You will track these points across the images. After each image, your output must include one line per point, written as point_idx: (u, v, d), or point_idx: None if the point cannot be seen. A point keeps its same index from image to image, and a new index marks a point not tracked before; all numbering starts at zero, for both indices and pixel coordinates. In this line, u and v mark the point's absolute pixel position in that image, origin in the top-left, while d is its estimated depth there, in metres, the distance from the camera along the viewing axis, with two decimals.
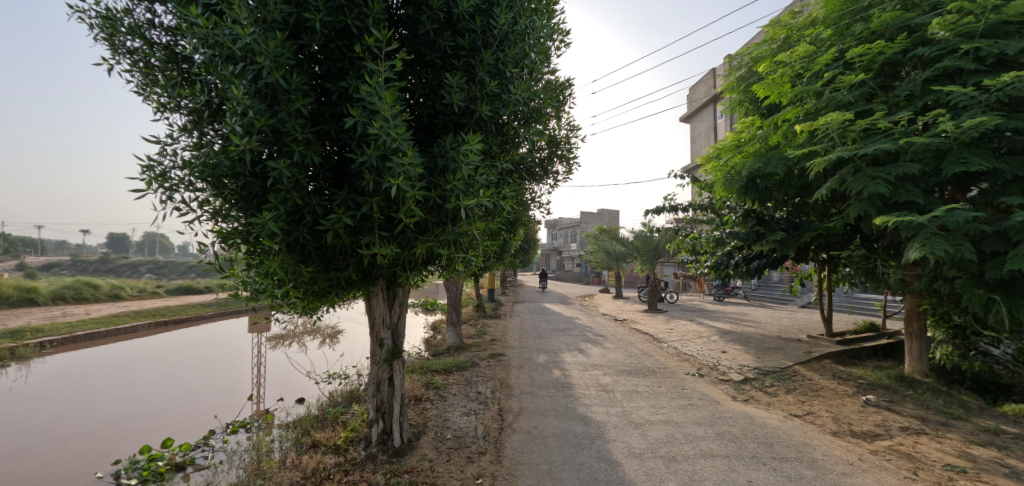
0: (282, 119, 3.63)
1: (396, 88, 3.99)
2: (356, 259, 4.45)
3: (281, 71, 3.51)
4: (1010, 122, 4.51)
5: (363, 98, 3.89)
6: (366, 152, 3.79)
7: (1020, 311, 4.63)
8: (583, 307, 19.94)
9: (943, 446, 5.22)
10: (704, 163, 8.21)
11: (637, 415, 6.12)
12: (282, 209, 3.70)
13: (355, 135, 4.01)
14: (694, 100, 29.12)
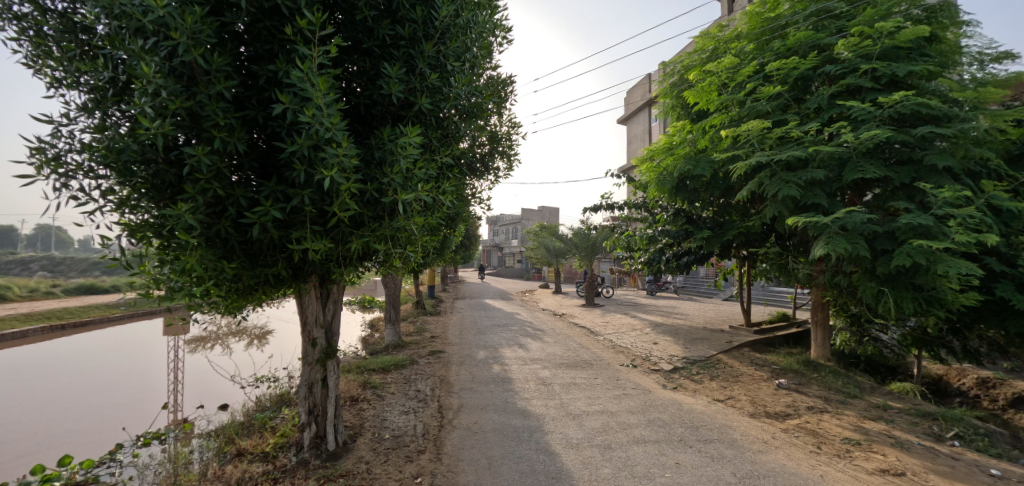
0: (201, 102, 3.32)
1: (330, 75, 3.79)
2: (285, 255, 4.18)
3: (200, 50, 3.21)
4: (898, 135, 5.10)
5: (294, 84, 3.65)
6: (297, 142, 3.56)
7: (903, 301, 5.28)
8: (523, 302, 20.23)
9: (842, 422, 5.87)
10: (638, 164, 8.60)
11: (575, 407, 6.32)
12: (200, 200, 3.39)
13: (285, 123, 3.77)
14: (630, 103, 30.47)
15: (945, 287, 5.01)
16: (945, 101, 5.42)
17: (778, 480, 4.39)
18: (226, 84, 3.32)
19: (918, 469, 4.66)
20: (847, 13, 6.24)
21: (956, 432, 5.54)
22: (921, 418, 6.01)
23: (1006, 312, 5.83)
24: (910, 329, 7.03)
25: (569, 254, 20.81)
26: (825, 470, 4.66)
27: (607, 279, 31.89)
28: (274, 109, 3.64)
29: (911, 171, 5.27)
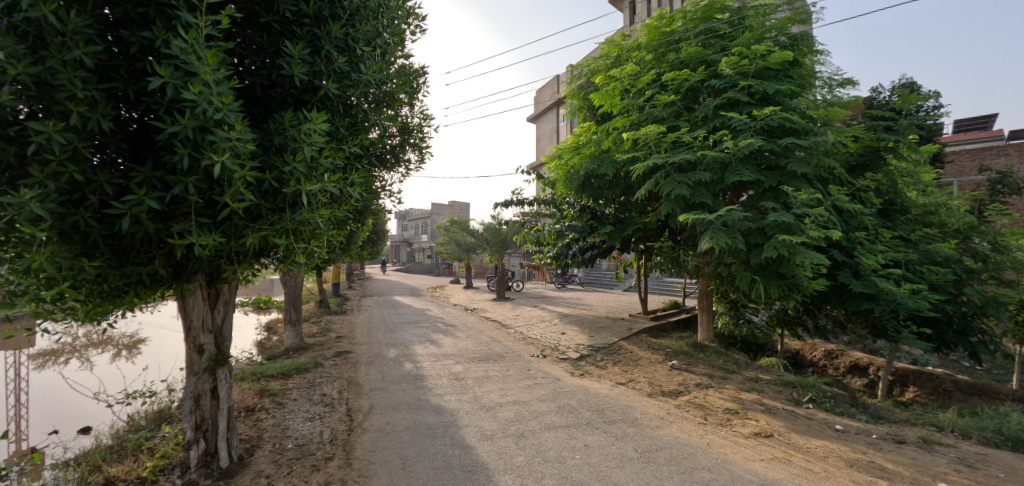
0: (51, 69, 2.77)
1: (222, 49, 3.38)
2: (165, 251, 3.66)
3: (50, 5, 2.68)
4: (768, 144, 5.88)
5: (176, 56, 3.20)
6: (179, 122, 3.13)
7: (770, 288, 6.12)
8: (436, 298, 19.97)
9: (723, 395, 6.68)
10: (548, 161, 8.91)
11: (489, 399, 6.42)
12: (52, 186, 2.83)
13: (163, 100, 3.28)
14: (540, 102, 31.37)
15: (801, 275, 5.91)
16: (805, 117, 6.33)
17: (672, 451, 4.87)
18: (86, 49, 2.80)
19: (782, 430, 5.48)
20: (728, 34, 7.02)
21: (809, 396, 6.60)
22: (784, 386, 7.06)
23: (846, 294, 7.03)
24: (775, 311, 8.17)
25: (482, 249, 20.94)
26: (710, 438, 5.28)
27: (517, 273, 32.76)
28: (150, 83, 3.16)
29: (777, 176, 6.09)
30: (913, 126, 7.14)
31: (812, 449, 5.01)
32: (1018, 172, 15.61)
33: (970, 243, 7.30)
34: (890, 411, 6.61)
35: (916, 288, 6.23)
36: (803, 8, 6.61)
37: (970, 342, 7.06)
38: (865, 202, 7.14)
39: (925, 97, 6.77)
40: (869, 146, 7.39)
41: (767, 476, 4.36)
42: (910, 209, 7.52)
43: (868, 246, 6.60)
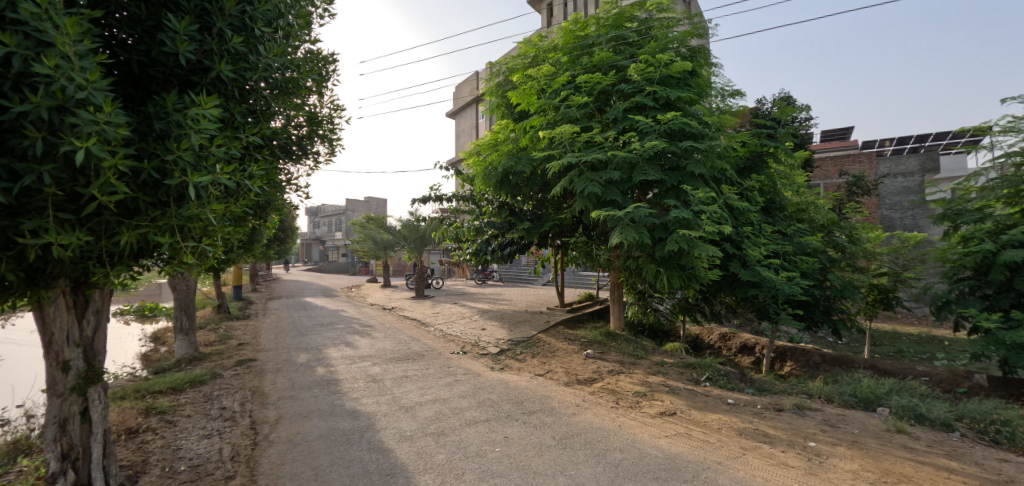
0: None
1: (86, 17, 2.91)
2: (13, 253, 3.07)
3: None
4: (670, 146, 6.39)
5: (23, 21, 2.68)
6: (30, 100, 2.62)
7: (672, 278, 6.67)
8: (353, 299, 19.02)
9: (633, 379, 7.18)
10: (466, 157, 8.88)
11: (408, 399, 6.28)
12: None
13: (6, 73, 2.74)
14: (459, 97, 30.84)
15: (699, 266, 6.52)
16: (701, 123, 6.95)
17: (587, 435, 5.14)
18: None
19: (683, 407, 6.03)
20: (636, 42, 7.50)
21: (706, 375, 7.33)
22: (685, 368, 7.76)
23: (737, 283, 7.86)
24: (678, 300, 8.94)
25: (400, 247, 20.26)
26: (622, 420, 5.66)
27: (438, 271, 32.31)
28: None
29: (678, 176, 6.64)
30: (790, 135, 8.14)
31: (708, 422, 5.59)
32: (865, 176, 18.58)
33: (832, 236, 8.54)
34: (771, 384, 7.56)
35: (791, 276, 7.17)
36: (701, 24, 7.23)
37: (832, 320, 8.29)
38: (752, 201, 8.04)
39: (798, 110, 7.74)
40: (754, 151, 8.31)
41: (671, 450, 4.77)
42: (786, 207, 8.61)
43: (752, 240, 7.45)
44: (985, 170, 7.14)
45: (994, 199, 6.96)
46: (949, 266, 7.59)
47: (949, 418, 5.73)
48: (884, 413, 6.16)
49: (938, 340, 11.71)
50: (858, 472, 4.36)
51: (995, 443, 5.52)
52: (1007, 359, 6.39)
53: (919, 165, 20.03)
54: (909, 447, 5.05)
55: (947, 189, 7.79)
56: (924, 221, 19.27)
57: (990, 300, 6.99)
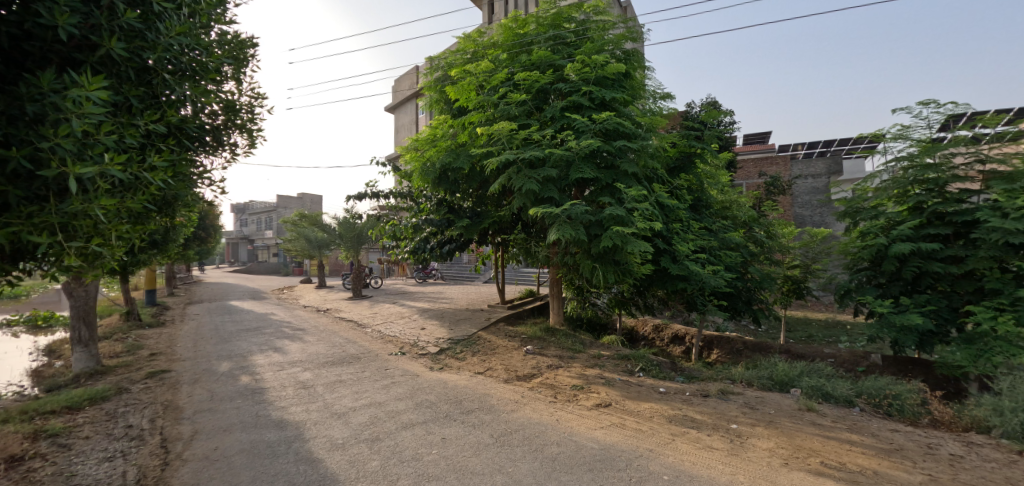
0: None
1: None
2: None
3: None
4: (605, 145, 6.55)
5: None
6: None
7: (607, 274, 6.86)
8: (286, 301, 17.91)
9: (571, 373, 7.33)
10: (404, 152, 8.63)
11: (340, 405, 5.99)
12: None
13: None
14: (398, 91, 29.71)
15: (632, 262, 6.76)
16: (635, 123, 7.20)
17: (526, 432, 5.16)
18: None
19: (618, 398, 6.23)
20: (574, 43, 7.64)
21: (640, 366, 7.65)
22: (620, 360, 8.05)
23: (667, 278, 8.24)
24: (614, 294, 9.27)
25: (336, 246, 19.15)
26: (559, 414, 5.74)
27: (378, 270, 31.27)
28: None
29: (613, 175, 6.83)
30: (714, 137, 8.69)
31: (641, 411, 5.81)
32: (780, 177, 20.32)
33: (752, 231, 9.22)
34: (699, 372, 8.02)
35: (716, 269, 7.63)
36: (634, 28, 7.49)
37: (753, 310, 8.97)
38: (681, 198, 8.47)
39: (722, 114, 8.25)
40: (683, 152, 8.73)
41: (606, 441, 4.90)
42: (712, 205, 9.17)
43: (681, 235, 7.85)
44: (879, 172, 7.99)
45: (886, 198, 7.83)
46: (850, 258, 8.45)
47: (849, 395, 6.37)
48: (797, 394, 6.73)
49: (841, 325, 13.07)
50: (773, 449, 4.72)
51: (885, 415, 6.21)
52: (895, 340, 7.21)
53: (826, 168, 22.18)
54: (817, 423, 5.55)
55: (849, 189, 8.65)
56: (830, 218, 21.40)
57: (882, 287, 7.86)
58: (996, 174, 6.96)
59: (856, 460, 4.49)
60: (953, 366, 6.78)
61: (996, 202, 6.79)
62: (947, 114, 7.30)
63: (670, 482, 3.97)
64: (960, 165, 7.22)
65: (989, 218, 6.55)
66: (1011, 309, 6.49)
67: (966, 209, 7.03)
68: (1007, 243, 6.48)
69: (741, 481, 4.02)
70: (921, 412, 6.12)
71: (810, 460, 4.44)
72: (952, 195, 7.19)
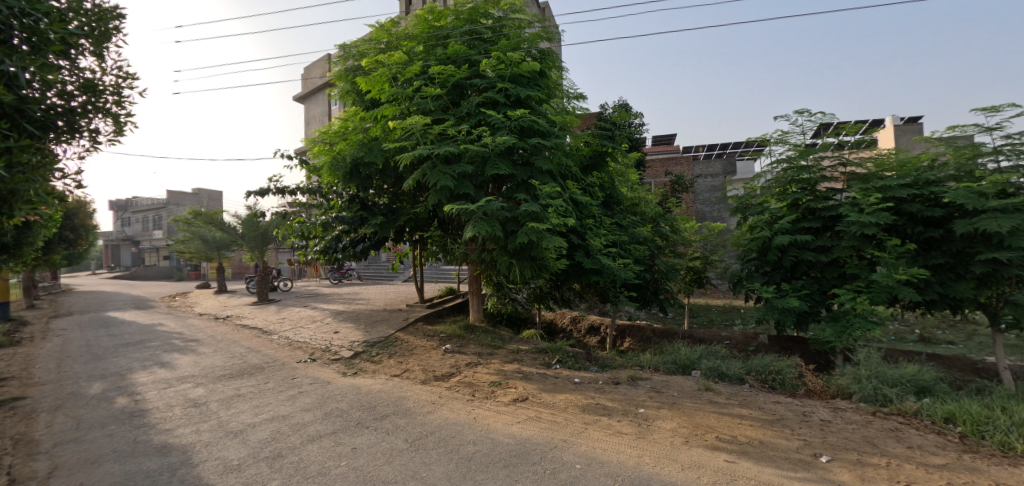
0: None
1: None
2: None
3: None
4: (520, 142, 6.68)
5: None
6: None
7: (523, 269, 7.00)
8: (180, 310, 16.02)
9: (489, 369, 7.41)
10: (313, 145, 8.39)
11: (237, 422, 5.45)
12: None
13: None
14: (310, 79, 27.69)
15: (548, 257, 6.92)
16: (550, 122, 7.38)
17: (441, 433, 5.04)
18: None
19: (534, 392, 6.39)
20: (491, 39, 7.72)
21: (557, 358, 7.93)
22: (538, 354, 8.28)
23: (579, 273, 8.56)
24: (532, 289, 9.57)
25: (238, 247, 17.31)
26: (477, 412, 5.72)
27: (291, 271, 29.16)
28: None
29: (528, 172, 6.94)
30: (624, 137, 9.21)
31: (556, 403, 5.98)
32: (683, 177, 22.25)
33: (659, 226, 9.91)
34: (612, 360, 8.46)
35: (625, 262, 8.11)
36: (549, 28, 7.65)
37: (660, 299, 9.60)
38: (593, 195, 8.93)
39: (632, 116, 8.72)
40: (596, 151, 9.12)
41: (522, 435, 4.93)
42: (623, 202, 9.71)
43: (594, 231, 8.21)
44: (765, 172, 8.93)
45: (769, 195, 8.81)
46: (741, 249, 9.38)
47: (741, 373, 7.08)
48: (698, 375, 7.34)
49: (734, 310, 14.63)
50: (676, 429, 5.08)
51: (769, 388, 6.99)
52: (778, 321, 8.14)
53: (722, 168, 24.65)
54: (713, 401, 6.08)
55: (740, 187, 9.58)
56: (724, 213, 23.72)
57: (767, 275, 8.85)
58: (855, 175, 8.10)
59: (744, 432, 4.98)
60: (822, 341, 7.82)
61: (854, 200, 7.88)
62: (818, 122, 8.31)
63: (582, 469, 4.03)
64: (828, 167, 8.28)
65: (850, 213, 7.57)
66: (866, 290, 7.58)
67: (831, 205, 8.13)
68: (863, 234, 7.56)
69: (647, 461, 4.21)
70: (798, 384, 6.97)
71: (707, 436, 4.84)
72: (821, 193, 8.29)
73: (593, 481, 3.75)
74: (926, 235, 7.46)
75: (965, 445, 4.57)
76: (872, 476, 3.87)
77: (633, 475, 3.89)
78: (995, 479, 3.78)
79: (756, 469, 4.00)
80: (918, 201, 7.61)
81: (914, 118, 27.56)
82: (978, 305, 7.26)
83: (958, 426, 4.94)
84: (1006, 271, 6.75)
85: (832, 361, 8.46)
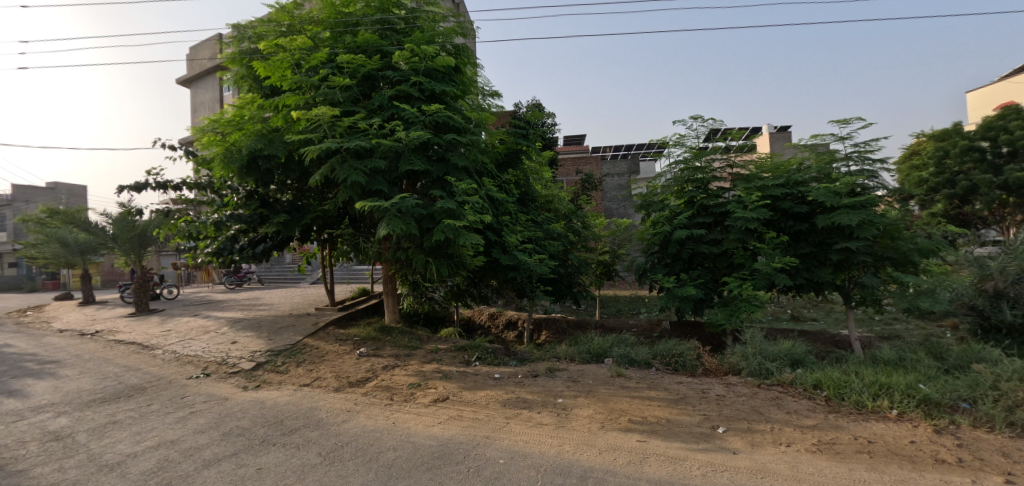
0: None
1: None
2: None
3: None
4: (435, 138, 6.63)
5: None
6: None
7: (440, 267, 6.94)
8: (29, 327, 13.35)
9: (407, 371, 7.24)
10: (200, 134, 7.64)
11: (111, 454, 4.29)
12: None
13: None
14: (196, 59, 24.68)
15: (464, 255, 6.91)
16: (465, 118, 7.39)
17: (358, 443, 4.51)
18: None
19: (455, 391, 6.35)
20: (402, 30, 7.67)
21: (476, 355, 8.03)
22: (457, 351, 8.31)
23: (496, 270, 8.69)
24: (449, 288, 9.67)
25: (107, 250, 14.84)
26: (396, 416, 5.47)
27: (178, 277, 25.91)
28: None
29: (444, 168, 6.90)
30: (538, 136, 9.56)
31: (476, 400, 6.00)
32: (592, 176, 23.72)
33: (571, 222, 10.37)
34: (530, 353, 8.69)
35: (541, 258, 8.44)
36: (464, 24, 7.66)
37: (573, 292, 10.13)
38: (508, 192, 9.23)
39: (545, 115, 9.04)
40: (511, 148, 9.51)
41: (444, 436, 4.70)
42: (537, 199, 10.01)
43: (511, 228, 8.36)
44: (665, 172, 9.71)
45: (669, 193, 9.65)
46: (645, 243, 10.15)
47: (647, 358, 7.68)
48: (610, 363, 7.81)
49: (637, 300, 15.91)
50: (593, 415, 5.35)
51: (673, 370, 7.63)
52: (678, 308, 8.98)
53: (627, 168, 26.56)
54: (624, 386, 6.50)
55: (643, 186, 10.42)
56: (629, 210, 25.56)
57: (668, 267, 9.69)
58: (740, 175, 9.17)
59: (653, 412, 5.39)
60: (715, 324, 8.76)
61: (740, 198, 8.88)
62: (709, 128, 9.20)
63: (506, 464, 3.92)
64: (718, 168, 9.25)
65: (736, 210, 8.54)
66: (750, 277, 8.58)
67: (721, 202, 9.13)
68: (746, 228, 8.54)
69: (568, 449, 4.33)
70: (696, 364, 7.69)
71: (621, 420, 5.14)
72: (712, 191, 9.29)
73: (518, 474, 3.66)
74: (796, 228, 8.63)
75: (830, 406, 5.38)
76: (760, 441, 4.38)
77: (554, 464, 3.92)
78: (854, 433, 4.49)
79: (665, 446, 4.34)
80: (789, 199, 8.79)
81: (779, 129, 32.16)
82: (834, 287, 8.58)
83: (824, 390, 5.81)
84: (855, 258, 8.04)
85: (723, 342, 9.56)
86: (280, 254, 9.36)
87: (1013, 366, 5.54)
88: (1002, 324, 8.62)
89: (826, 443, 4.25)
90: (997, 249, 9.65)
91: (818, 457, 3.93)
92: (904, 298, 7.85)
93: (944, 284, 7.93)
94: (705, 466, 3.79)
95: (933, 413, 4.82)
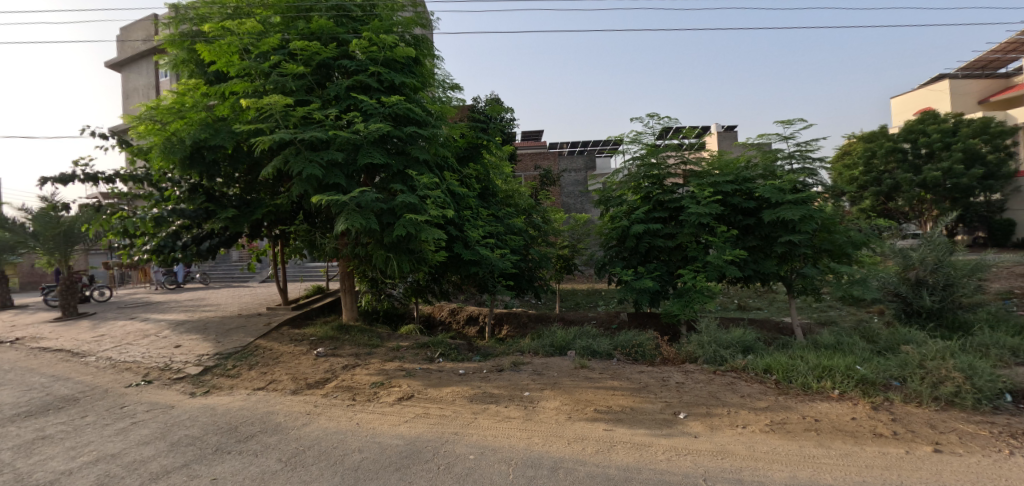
0: None
1: None
2: None
3: None
4: (396, 130, 6.50)
5: None
6: None
7: (401, 263, 6.78)
8: None
9: (368, 370, 7.06)
10: (135, 122, 7.11)
11: (41, 473, 3.89)
12: None
13: None
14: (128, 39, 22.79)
15: (426, 250, 6.81)
16: (424, 111, 7.34)
17: (321, 446, 4.37)
18: None
19: (419, 388, 6.27)
20: (359, 18, 7.53)
21: (439, 352, 7.98)
22: (420, 349, 8.22)
23: (458, 264, 8.63)
24: (409, 284, 9.55)
25: (26, 249, 13.40)
26: (359, 417, 5.29)
27: (109, 277, 23.91)
28: None
29: (404, 162, 6.77)
30: (497, 130, 9.57)
31: (442, 396, 5.94)
32: (550, 170, 24.41)
33: (530, 217, 10.50)
34: (493, 348, 8.71)
35: (502, 253, 8.44)
36: (423, 15, 7.58)
37: (534, 286, 10.22)
38: (469, 187, 9.16)
39: (504, 110, 9.00)
40: (471, 143, 9.38)
41: (411, 435, 4.61)
42: (497, 194, 10.07)
43: (471, 223, 8.37)
44: (622, 168, 9.95)
45: (626, 189, 9.86)
46: (603, 238, 10.44)
47: (609, 349, 7.91)
48: (573, 355, 7.96)
49: (595, 293, 16.34)
50: (559, 407, 5.43)
51: (633, 360, 7.87)
52: (636, 300, 9.31)
53: (584, 164, 27.08)
54: (588, 377, 6.65)
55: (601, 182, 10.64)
56: (588, 205, 26.26)
57: (626, 260, 9.98)
58: (693, 172, 9.56)
59: (617, 401, 5.54)
60: (671, 314, 9.16)
61: (693, 194, 9.26)
62: (662, 126, 9.48)
63: (476, 459, 3.91)
64: (672, 165, 9.58)
65: (689, 205, 8.94)
66: (703, 269, 9.00)
67: (675, 197, 9.49)
68: (699, 222, 8.92)
69: (537, 441, 4.38)
70: (655, 353, 7.98)
71: (587, 410, 5.26)
72: (666, 187, 9.65)
73: (490, 469, 3.66)
74: (744, 222, 9.10)
75: (779, 389, 5.76)
76: (719, 424, 4.62)
77: (525, 457, 3.95)
78: (802, 413, 4.82)
79: (630, 433, 4.48)
80: (738, 195, 9.25)
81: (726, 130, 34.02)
82: (779, 277, 9.17)
83: (773, 374, 6.18)
84: (797, 250, 8.60)
85: (678, 331, 10.05)
86: (228, 251, 8.81)
87: (935, 346, 6.13)
88: (922, 309, 9.54)
89: (778, 423, 4.54)
90: (915, 240, 10.56)
91: (771, 437, 4.20)
92: (840, 287, 8.48)
93: (873, 274, 8.67)
94: (668, 451, 3.95)
95: (869, 391, 5.26)
